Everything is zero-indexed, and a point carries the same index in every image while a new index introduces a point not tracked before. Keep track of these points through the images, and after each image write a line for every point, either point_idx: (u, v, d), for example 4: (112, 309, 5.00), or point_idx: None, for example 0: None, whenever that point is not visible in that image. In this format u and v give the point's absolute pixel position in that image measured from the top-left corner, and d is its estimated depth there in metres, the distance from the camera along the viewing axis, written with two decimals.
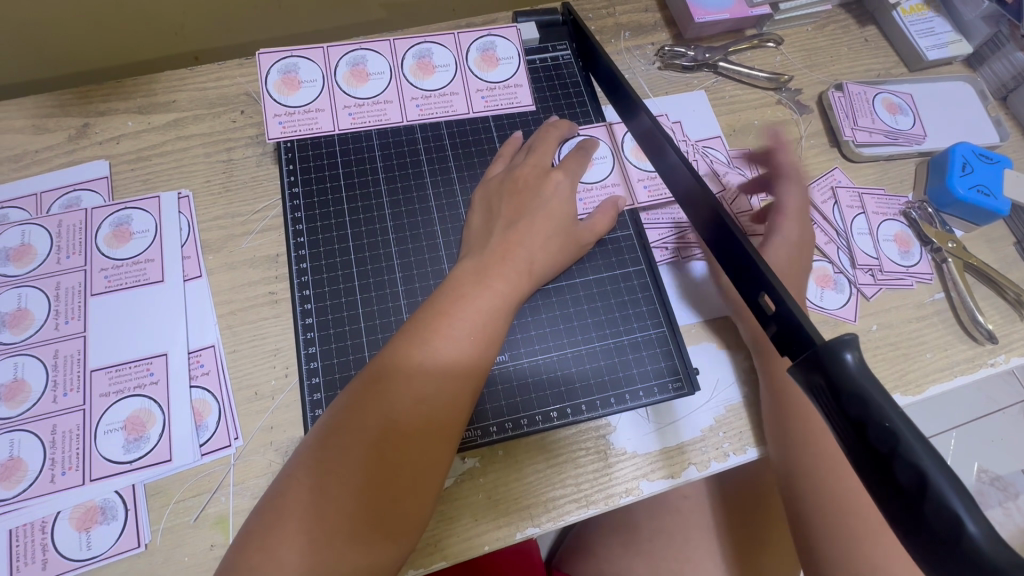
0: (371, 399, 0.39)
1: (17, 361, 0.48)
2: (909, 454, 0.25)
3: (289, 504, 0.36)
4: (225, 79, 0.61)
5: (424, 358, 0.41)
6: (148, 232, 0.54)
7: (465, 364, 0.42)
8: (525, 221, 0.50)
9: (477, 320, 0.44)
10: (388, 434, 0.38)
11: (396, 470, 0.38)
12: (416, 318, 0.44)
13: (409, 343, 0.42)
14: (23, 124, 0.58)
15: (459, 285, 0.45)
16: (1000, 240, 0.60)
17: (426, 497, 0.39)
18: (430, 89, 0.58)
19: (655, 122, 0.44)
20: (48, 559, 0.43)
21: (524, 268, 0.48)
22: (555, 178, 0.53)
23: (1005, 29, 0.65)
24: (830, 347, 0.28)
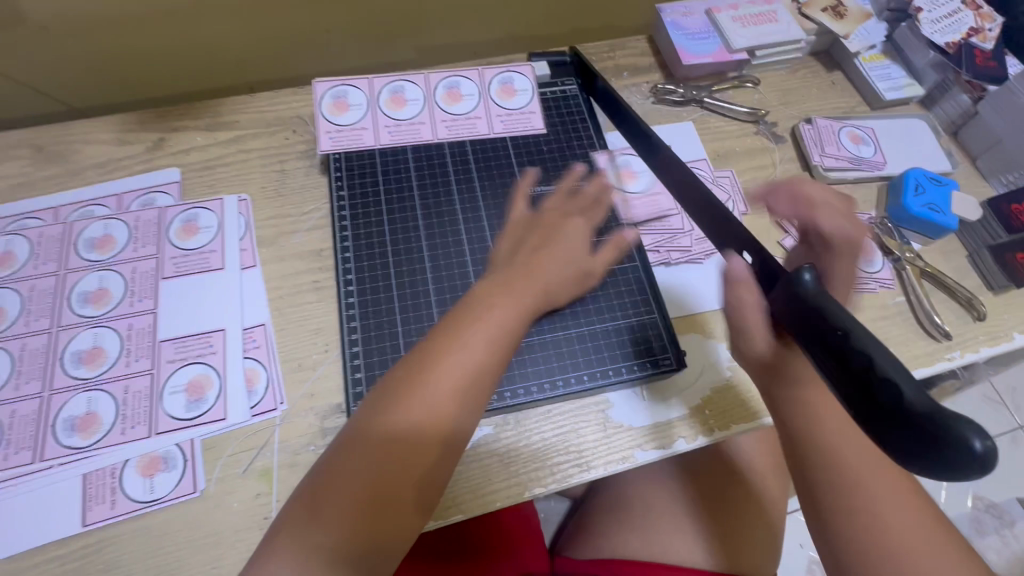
0: (376, 430, 0.42)
1: (96, 331, 0.56)
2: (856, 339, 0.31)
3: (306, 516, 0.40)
4: (281, 104, 0.71)
5: (426, 398, 0.43)
6: (211, 228, 0.63)
7: (465, 397, 0.44)
8: (544, 242, 0.52)
9: (479, 353, 0.45)
10: (386, 461, 0.41)
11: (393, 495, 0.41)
12: (421, 350, 0.45)
13: (409, 381, 0.43)
14: (108, 137, 0.68)
15: (472, 310, 0.46)
16: (953, 253, 0.68)
17: (421, 511, 0.43)
18: (457, 113, 0.69)
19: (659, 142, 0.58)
20: (116, 500, 0.50)
21: (542, 287, 0.49)
22: (577, 196, 0.57)
23: (951, 76, 0.75)
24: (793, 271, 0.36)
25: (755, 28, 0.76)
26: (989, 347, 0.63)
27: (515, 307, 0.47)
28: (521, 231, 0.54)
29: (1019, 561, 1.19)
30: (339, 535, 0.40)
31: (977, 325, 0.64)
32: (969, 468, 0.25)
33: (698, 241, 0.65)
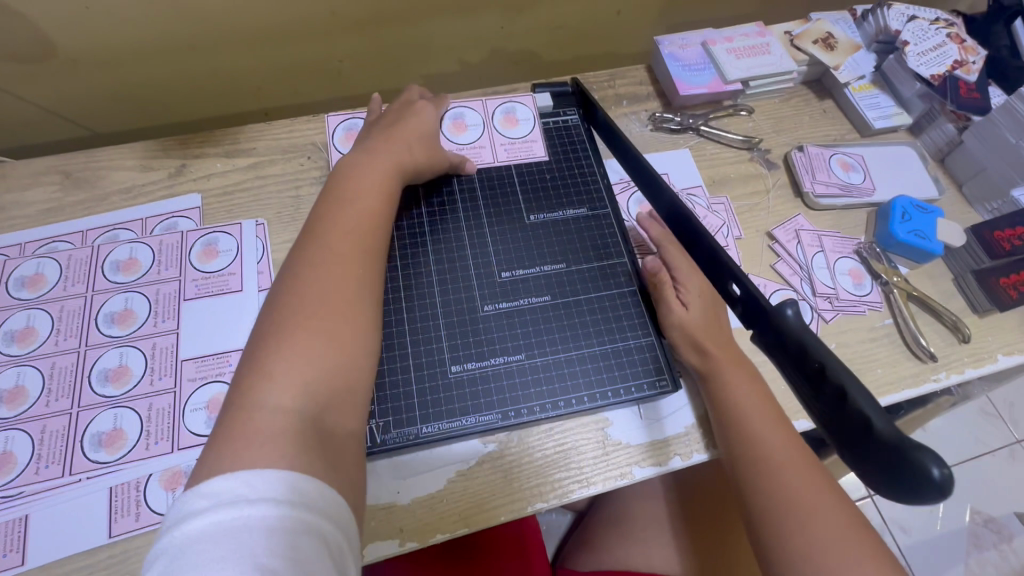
0: (274, 339, 0.43)
1: (122, 350, 0.59)
2: (836, 379, 0.33)
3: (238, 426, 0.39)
4: (297, 132, 0.75)
5: (319, 300, 0.45)
6: (231, 251, 0.66)
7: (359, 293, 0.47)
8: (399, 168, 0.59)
9: (364, 263, 0.49)
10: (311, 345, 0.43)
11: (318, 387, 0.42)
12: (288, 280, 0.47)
13: (307, 302, 0.45)
14: (133, 163, 0.71)
15: (329, 245, 0.49)
16: (939, 277, 0.71)
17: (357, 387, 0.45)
18: (463, 143, 0.72)
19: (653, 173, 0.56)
20: (141, 512, 0.52)
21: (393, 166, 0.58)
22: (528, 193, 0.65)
23: (937, 106, 0.78)
24: (775, 310, 0.37)
25: (748, 59, 0.80)
26: (974, 369, 0.66)
27: (340, 220, 0.50)
28: (392, 165, 0.58)
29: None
30: (277, 429, 0.39)
31: (962, 347, 0.67)
32: (929, 492, 0.29)
33: None
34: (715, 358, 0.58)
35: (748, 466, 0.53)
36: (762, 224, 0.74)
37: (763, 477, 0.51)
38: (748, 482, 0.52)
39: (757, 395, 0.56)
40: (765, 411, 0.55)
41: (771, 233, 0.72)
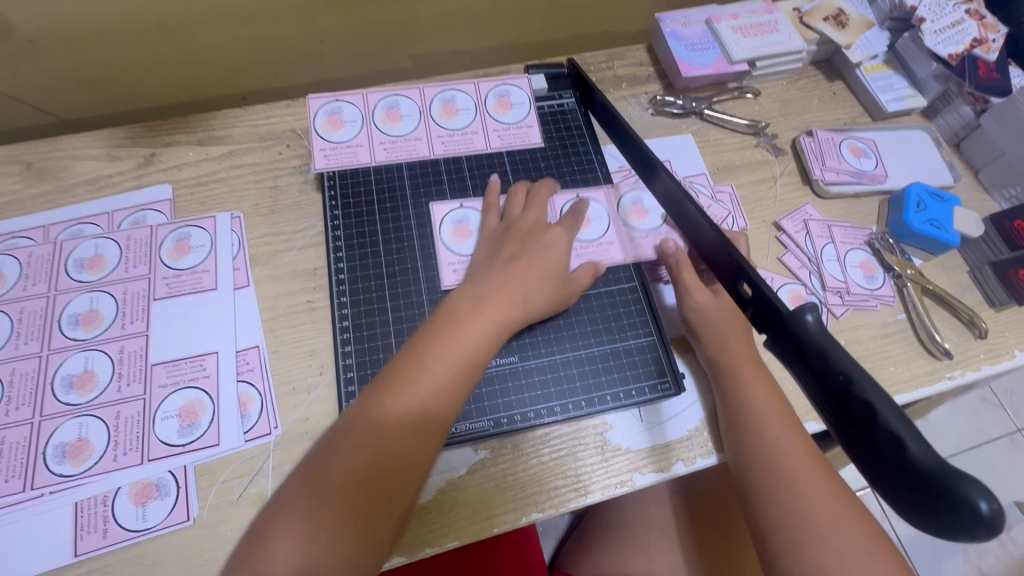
0: (351, 450, 0.44)
1: (87, 355, 0.55)
2: (860, 392, 0.29)
3: (297, 498, 0.43)
4: (274, 117, 0.70)
5: (411, 390, 0.47)
6: (204, 247, 0.62)
7: (446, 386, 0.48)
8: (525, 259, 0.57)
9: (453, 356, 0.49)
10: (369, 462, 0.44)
11: (383, 481, 0.44)
12: (411, 343, 0.50)
13: (389, 378, 0.48)
14: (98, 152, 0.66)
15: (455, 313, 0.52)
16: (954, 269, 0.68)
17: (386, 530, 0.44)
18: (589, 239, 0.63)
19: (674, 183, 0.48)
20: (109, 529, 0.49)
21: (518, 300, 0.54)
22: (553, 231, 0.60)
23: (953, 87, 0.74)
24: (793, 314, 0.33)
25: (755, 39, 0.75)
26: (991, 366, 0.62)
27: (447, 333, 0.50)
28: (510, 313, 0.54)
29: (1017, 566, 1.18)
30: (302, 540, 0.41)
31: (978, 343, 0.63)
32: (976, 528, 0.25)
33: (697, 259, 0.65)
34: (731, 357, 0.56)
35: (758, 476, 0.50)
36: (768, 214, 0.70)
37: (777, 489, 0.48)
38: (756, 492, 0.49)
39: (772, 400, 0.53)
40: (779, 418, 0.52)
41: (779, 224, 0.68)
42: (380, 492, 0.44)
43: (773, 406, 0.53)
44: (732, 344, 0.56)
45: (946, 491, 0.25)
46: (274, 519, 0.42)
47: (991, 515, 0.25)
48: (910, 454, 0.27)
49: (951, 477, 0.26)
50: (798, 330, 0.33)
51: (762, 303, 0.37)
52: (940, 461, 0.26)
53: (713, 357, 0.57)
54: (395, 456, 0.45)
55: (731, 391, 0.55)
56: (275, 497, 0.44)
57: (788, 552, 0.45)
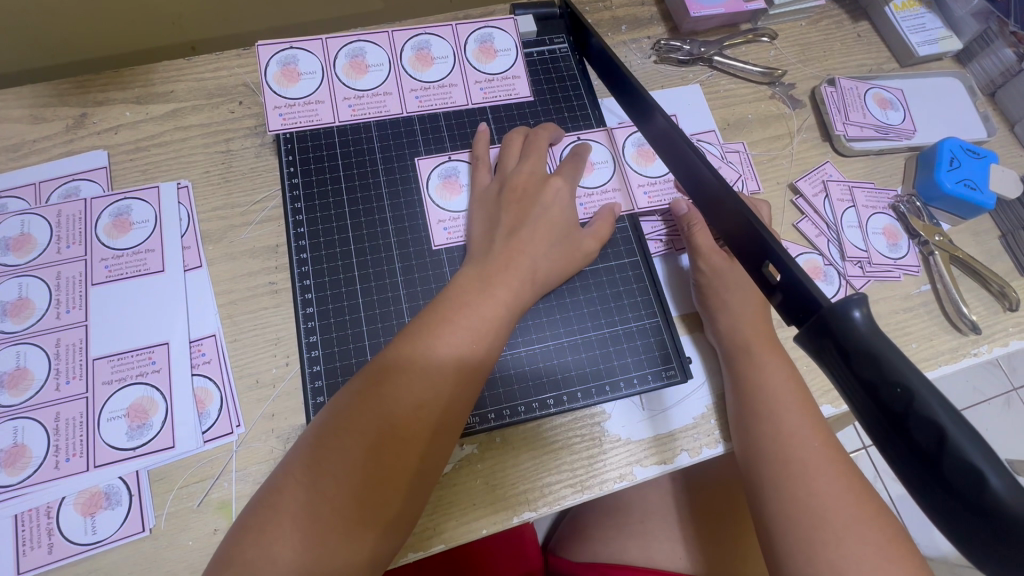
0: (349, 434, 0.39)
1: (18, 350, 0.49)
2: (924, 412, 0.24)
3: (282, 504, 0.38)
4: (223, 69, 0.61)
5: (408, 381, 0.41)
6: (147, 223, 0.54)
7: (456, 375, 0.43)
8: (527, 228, 0.50)
9: (464, 341, 0.44)
10: (374, 450, 0.39)
11: (380, 483, 0.39)
12: (413, 325, 0.45)
13: (386, 369, 0.42)
14: (20, 114, 0.57)
15: (458, 293, 0.46)
16: (984, 234, 0.62)
17: (392, 526, 0.39)
18: (591, 186, 0.57)
19: (670, 123, 0.41)
20: (54, 543, 0.44)
21: (527, 276, 0.48)
22: (554, 184, 0.52)
23: (994, 26, 0.66)
24: (837, 309, 0.27)
25: None
26: (1019, 340, 0.58)
27: (454, 302, 0.45)
28: (521, 283, 0.48)
29: None
30: (299, 533, 0.37)
31: (1007, 315, 0.58)
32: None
33: None
34: (745, 336, 0.50)
35: (770, 466, 0.44)
36: (783, 174, 0.63)
37: (792, 481, 0.43)
38: (767, 482, 0.44)
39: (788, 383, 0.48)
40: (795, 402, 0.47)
41: (795, 185, 0.62)
42: (375, 496, 0.38)
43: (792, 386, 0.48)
44: (746, 320, 0.51)
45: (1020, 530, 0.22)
46: (266, 507, 0.38)
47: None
48: (988, 489, 0.23)
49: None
50: (842, 329, 0.27)
51: (793, 290, 0.31)
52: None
53: (726, 335, 0.51)
54: (394, 456, 0.39)
55: (740, 372, 0.49)
56: (256, 500, 0.39)
57: (801, 548, 0.40)
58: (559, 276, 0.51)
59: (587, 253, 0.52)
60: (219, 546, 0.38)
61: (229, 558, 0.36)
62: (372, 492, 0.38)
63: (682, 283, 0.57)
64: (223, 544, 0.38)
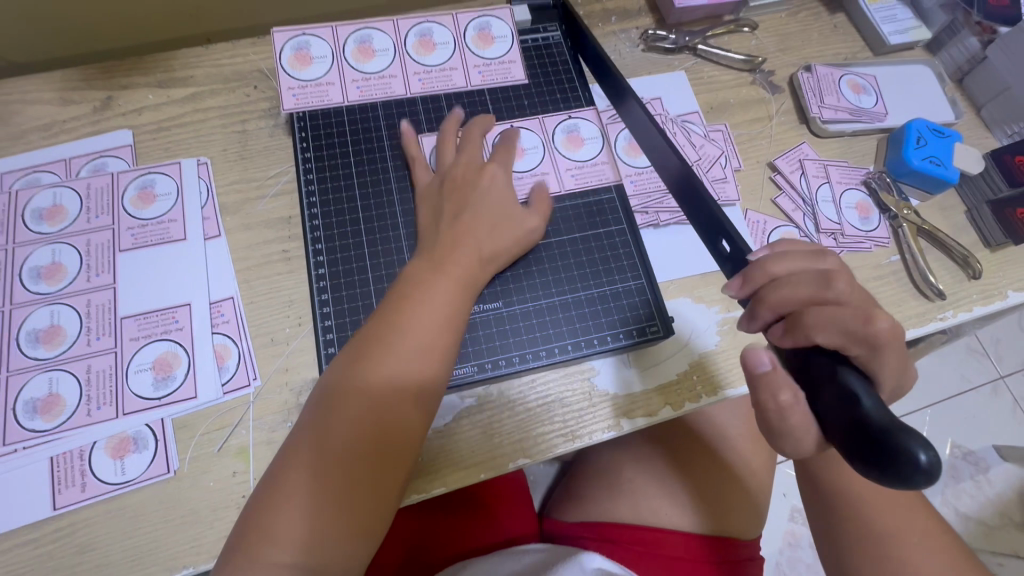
0: (342, 406, 0.43)
1: (52, 309, 0.53)
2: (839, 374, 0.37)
3: (288, 477, 0.41)
4: (239, 56, 0.65)
5: (393, 353, 0.45)
6: (170, 195, 0.58)
7: (436, 342, 0.47)
8: (517, 193, 0.54)
9: (436, 311, 0.47)
10: (366, 418, 0.43)
11: (379, 444, 0.43)
12: (388, 302, 0.48)
13: (370, 343, 0.46)
14: (50, 97, 0.62)
15: (422, 270, 0.50)
16: (951, 209, 0.66)
17: (392, 484, 0.44)
18: (582, 159, 0.62)
19: (642, 109, 0.54)
20: (87, 482, 0.48)
21: (517, 236, 0.52)
22: None
23: (960, 17, 0.70)
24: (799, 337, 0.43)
25: None
26: (982, 306, 0.62)
27: (430, 280, 0.49)
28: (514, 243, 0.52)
29: (992, 506, 1.17)
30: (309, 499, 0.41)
31: (972, 284, 0.62)
32: (918, 479, 0.30)
33: None
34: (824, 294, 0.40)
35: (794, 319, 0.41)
36: (763, 154, 0.67)
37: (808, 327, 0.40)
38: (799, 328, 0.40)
39: (829, 281, 0.41)
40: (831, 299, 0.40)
41: (773, 163, 0.66)
42: (377, 456, 0.43)
43: (844, 287, 0.40)
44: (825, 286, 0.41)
45: (899, 450, 0.31)
46: (274, 479, 0.42)
47: (927, 467, 0.30)
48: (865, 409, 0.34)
49: (900, 431, 0.31)
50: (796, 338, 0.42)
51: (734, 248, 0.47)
52: (888, 415, 0.33)
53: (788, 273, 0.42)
54: (387, 420, 0.44)
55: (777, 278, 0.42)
56: (268, 472, 0.43)
57: None
58: (543, 240, 0.55)
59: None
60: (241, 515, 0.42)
61: (254, 520, 0.40)
62: (366, 458, 0.42)
63: (666, 253, 0.61)
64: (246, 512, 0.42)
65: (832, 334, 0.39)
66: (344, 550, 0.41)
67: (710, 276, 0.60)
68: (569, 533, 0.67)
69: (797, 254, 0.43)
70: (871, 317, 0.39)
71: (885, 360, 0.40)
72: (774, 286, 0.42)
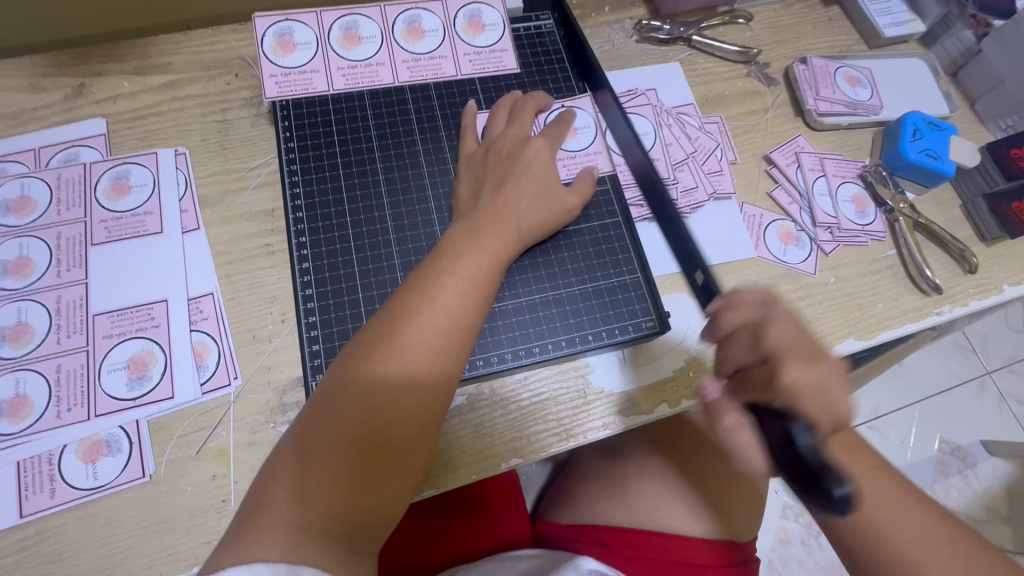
0: (362, 383, 0.41)
1: (19, 305, 0.50)
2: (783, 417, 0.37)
3: (301, 450, 0.40)
4: (220, 43, 0.63)
5: (418, 331, 0.43)
6: (146, 187, 0.56)
7: (461, 325, 0.45)
8: (511, 182, 0.52)
9: (464, 292, 0.46)
10: (384, 400, 0.41)
11: (395, 429, 0.41)
12: (415, 279, 0.46)
13: (394, 319, 0.44)
14: (19, 83, 0.59)
15: (456, 245, 0.48)
16: (947, 203, 0.65)
17: (405, 473, 0.41)
18: (574, 149, 0.60)
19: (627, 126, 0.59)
20: (56, 488, 0.46)
21: (512, 227, 0.51)
22: (535, 143, 0.55)
23: (955, 9, 0.70)
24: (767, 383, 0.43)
25: None
26: (979, 301, 0.61)
27: (457, 257, 0.47)
28: (509, 234, 0.50)
29: (978, 499, 1.17)
30: (318, 481, 0.38)
31: (967, 278, 0.62)
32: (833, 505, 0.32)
33: (683, 194, 0.61)
34: (765, 341, 0.41)
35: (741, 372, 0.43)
36: (759, 146, 0.66)
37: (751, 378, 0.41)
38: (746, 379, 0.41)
39: (764, 331, 0.41)
40: (768, 351, 0.41)
41: (769, 156, 0.65)
42: (392, 441, 0.41)
43: (776, 335, 0.41)
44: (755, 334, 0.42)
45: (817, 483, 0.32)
46: (283, 457, 0.40)
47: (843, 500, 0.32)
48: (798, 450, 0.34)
49: (818, 470, 0.33)
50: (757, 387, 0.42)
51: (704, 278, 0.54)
52: (821, 458, 0.33)
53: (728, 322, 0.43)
54: (407, 405, 0.42)
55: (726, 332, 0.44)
56: (279, 451, 0.41)
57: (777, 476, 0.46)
58: (544, 228, 0.53)
59: (568, 210, 0.55)
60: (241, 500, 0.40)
61: (261, 496, 0.38)
62: (382, 442, 0.40)
63: (663, 246, 0.59)
64: (249, 493, 0.39)
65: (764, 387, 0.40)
66: (349, 538, 0.38)
67: (703, 271, 0.59)
68: (565, 536, 0.66)
69: (745, 303, 0.43)
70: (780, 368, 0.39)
71: (815, 400, 0.39)
72: (729, 339, 0.44)
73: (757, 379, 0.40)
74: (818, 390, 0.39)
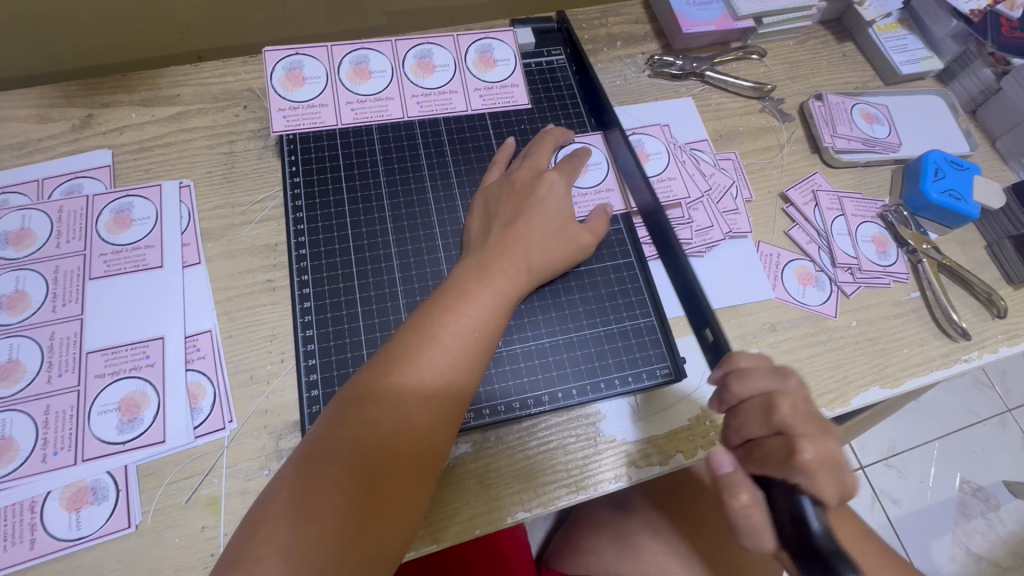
0: (356, 428, 0.39)
1: (12, 342, 0.49)
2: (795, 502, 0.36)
3: (286, 498, 0.37)
4: (230, 75, 0.62)
5: (416, 373, 0.41)
6: (148, 220, 0.55)
7: (462, 366, 0.43)
8: (522, 220, 0.51)
9: (467, 333, 0.44)
10: (379, 446, 0.39)
11: (390, 477, 0.39)
12: (416, 318, 0.45)
13: (393, 360, 0.42)
14: (26, 114, 0.58)
15: (460, 284, 0.46)
16: (970, 244, 0.63)
17: (397, 527, 0.39)
18: (587, 185, 0.58)
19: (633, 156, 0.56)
20: (37, 539, 0.43)
21: (522, 265, 0.49)
22: (549, 178, 0.54)
23: (972, 47, 0.68)
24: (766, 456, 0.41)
25: None
26: (1009, 347, 0.58)
27: (461, 299, 0.45)
28: (518, 275, 0.49)
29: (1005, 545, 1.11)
30: (303, 536, 0.35)
31: (995, 323, 0.59)
32: None
33: (698, 232, 0.59)
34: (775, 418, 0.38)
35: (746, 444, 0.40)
36: (774, 184, 0.64)
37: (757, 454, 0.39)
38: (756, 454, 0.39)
39: (773, 405, 0.38)
40: (780, 427, 0.38)
41: (786, 194, 0.63)
42: (385, 491, 0.38)
43: (788, 410, 0.38)
44: (759, 412, 0.39)
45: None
46: (266, 506, 0.37)
47: None
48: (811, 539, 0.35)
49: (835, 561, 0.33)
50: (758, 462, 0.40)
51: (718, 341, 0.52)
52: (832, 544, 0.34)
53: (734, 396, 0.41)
54: (403, 453, 0.40)
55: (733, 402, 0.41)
56: (249, 519, 0.37)
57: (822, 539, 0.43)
58: (555, 267, 0.52)
59: (581, 248, 0.53)
60: (218, 558, 0.36)
61: (241, 549, 0.35)
62: (372, 493, 0.38)
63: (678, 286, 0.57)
64: (229, 546, 0.36)
65: (772, 466, 0.37)
66: None
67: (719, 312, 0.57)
68: None
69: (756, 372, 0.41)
70: (793, 446, 0.36)
71: (826, 481, 0.37)
72: (738, 410, 0.41)
73: (766, 455, 0.38)
74: (833, 464, 0.37)
